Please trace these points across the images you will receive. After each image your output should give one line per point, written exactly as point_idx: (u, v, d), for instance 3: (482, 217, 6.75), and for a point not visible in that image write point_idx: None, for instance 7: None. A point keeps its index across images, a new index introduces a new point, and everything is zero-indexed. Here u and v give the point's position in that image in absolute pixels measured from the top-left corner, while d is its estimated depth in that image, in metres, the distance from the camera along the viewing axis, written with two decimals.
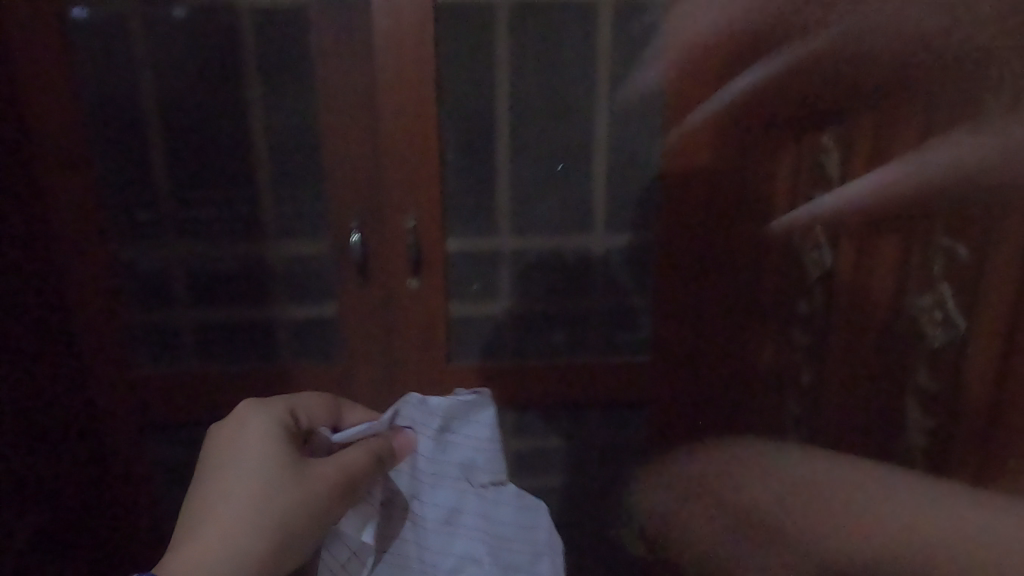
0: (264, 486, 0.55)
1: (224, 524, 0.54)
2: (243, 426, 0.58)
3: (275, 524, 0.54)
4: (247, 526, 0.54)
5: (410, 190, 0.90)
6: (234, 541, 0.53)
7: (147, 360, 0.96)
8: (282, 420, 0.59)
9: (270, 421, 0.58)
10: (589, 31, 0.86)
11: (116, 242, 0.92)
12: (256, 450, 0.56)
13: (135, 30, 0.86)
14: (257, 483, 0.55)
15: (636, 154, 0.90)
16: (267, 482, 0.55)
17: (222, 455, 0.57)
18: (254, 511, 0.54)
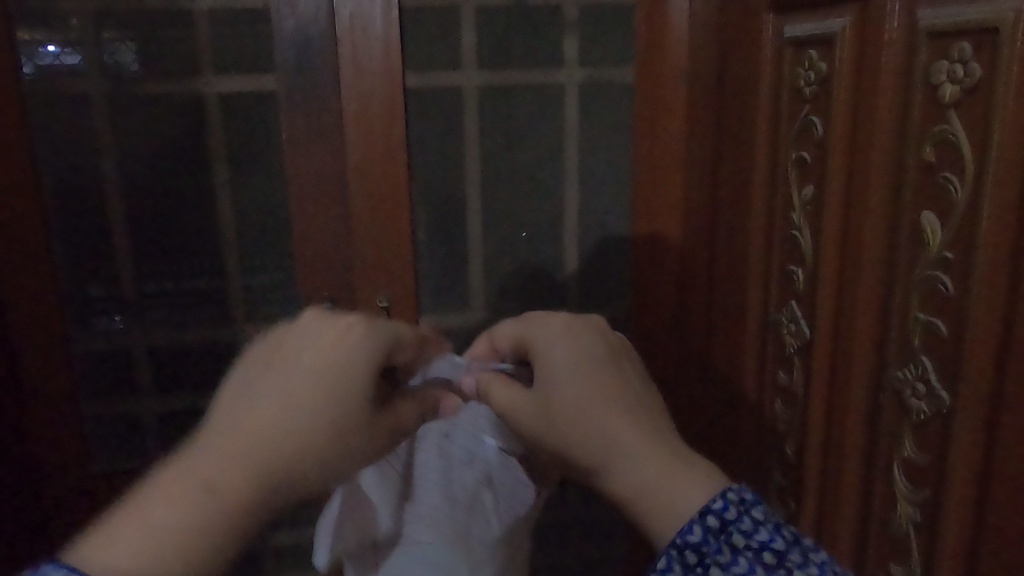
0: (322, 408, 0.50)
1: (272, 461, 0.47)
2: (331, 355, 0.51)
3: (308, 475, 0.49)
4: (291, 466, 0.48)
5: (381, 268, 0.89)
6: (264, 443, 0.47)
7: (107, 453, 0.93)
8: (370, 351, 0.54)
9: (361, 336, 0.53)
10: (556, 112, 0.89)
11: (75, 331, 0.89)
12: (337, 398, 0.51)
13: (98, 114, 0.84)
14: (313, 402, 0.50)
15: (607, 226, 0.93)
16: (320, 410, 0.50)
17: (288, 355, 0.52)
18: (304, 416, 0.49)
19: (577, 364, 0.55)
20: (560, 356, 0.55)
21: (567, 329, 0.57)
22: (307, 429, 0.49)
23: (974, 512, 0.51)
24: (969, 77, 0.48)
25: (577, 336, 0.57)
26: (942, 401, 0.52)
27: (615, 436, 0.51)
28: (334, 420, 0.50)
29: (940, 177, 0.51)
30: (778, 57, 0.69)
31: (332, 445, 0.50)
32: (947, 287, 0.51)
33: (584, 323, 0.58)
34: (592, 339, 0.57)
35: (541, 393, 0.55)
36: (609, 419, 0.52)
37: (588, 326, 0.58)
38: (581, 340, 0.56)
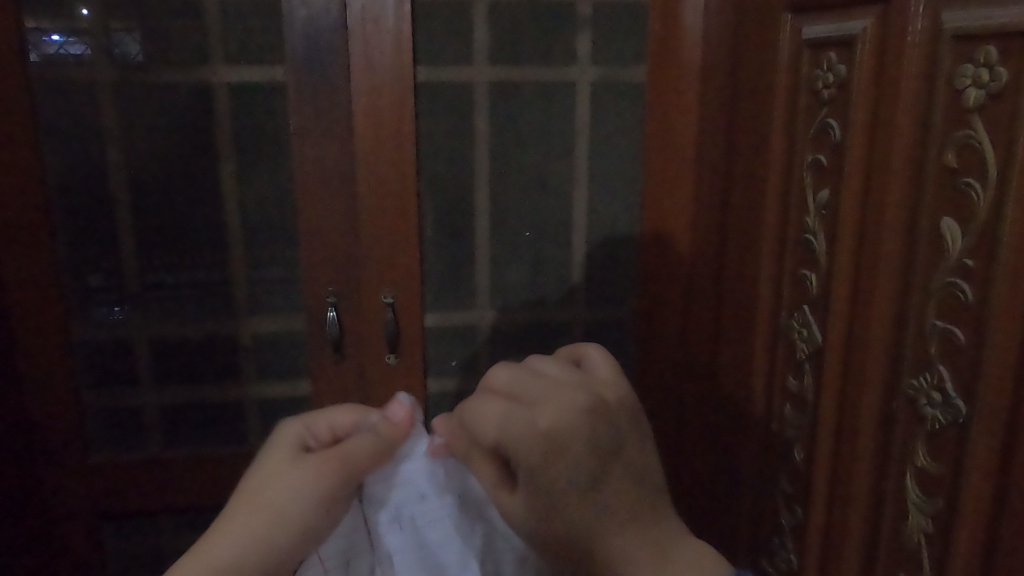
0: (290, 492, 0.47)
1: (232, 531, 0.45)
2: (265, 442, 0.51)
3: (283, 517, 0.46)
4: (255, 522, 0.46)
5: (387, 264, 0.88)
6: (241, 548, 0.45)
7: (107, 444, 0.92)
8: (310, 439, 0.51)
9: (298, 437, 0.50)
10: (568, 109, 0.88)
11: (76, 321, 0.88)
12: (279, 455, 0.49)
13: (105, 101, 0.83)
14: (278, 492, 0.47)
15: (616, 227, 0.92)
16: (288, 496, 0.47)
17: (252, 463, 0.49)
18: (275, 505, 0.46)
19: (572, 492, 0.43)
20: (552, 478, 0.43)
21: (550, 439, 0.43)
22: (256, 485, 0.47)
23: (988, 524, 0.50)
24: (994, 82, 0.48)
25: (564, 450, 0.43)
26: (958, 410, 0.52)
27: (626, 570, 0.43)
28: (281, 467, 0.48)
29: (961, 183, 0.51)
30: (796, 59, 0.69)
31: (294, 480, 0.47)
32: (966, 295, 0.51)
33: (571, 417, 0.44)
34: (584, 444, 0.43)
35: (532, 512, 0.45)
36: (617, 552, 0.43)
37: (573, 422, 0.44)
38: (569, 453, 0.43)
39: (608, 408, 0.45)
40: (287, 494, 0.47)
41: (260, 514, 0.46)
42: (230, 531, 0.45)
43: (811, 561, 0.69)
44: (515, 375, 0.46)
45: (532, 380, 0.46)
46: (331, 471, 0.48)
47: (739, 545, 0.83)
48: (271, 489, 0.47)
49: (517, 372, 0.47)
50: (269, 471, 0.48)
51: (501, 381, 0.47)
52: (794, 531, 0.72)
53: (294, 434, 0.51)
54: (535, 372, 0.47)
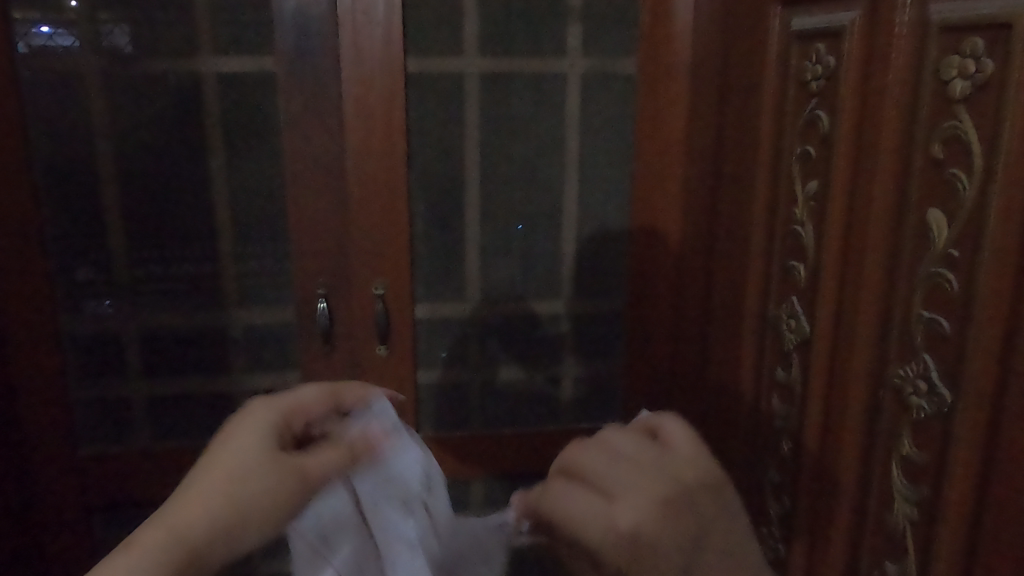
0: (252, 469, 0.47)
1: (198, 511, 0.46)
2: (245, 415, 0.50)
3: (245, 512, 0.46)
4: (218, 507, 0.46)
5: (377, 256, 0.88)
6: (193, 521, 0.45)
7: (95, 436, 0.92)
8: (282, 418, 0.51)
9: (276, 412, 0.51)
10: (559, 101, 0.88)
11: (63, 312, 0.88)
12: (253, 442, 0.48)
13: (93, 92, 0.83)
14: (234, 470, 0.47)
15: (606, 219, 0.92)
16: (247, 471, 0.47)
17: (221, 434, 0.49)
18: (236, 482, 0.47)
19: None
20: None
21: (631, 535, 0.40)
22: (225, 466, 0.47)
23: (973, 511, 0.50)
24: (980, 73, 0.48)
25: (653, 551, 0.39)
26: (943, 399, 0.52)
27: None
28: (260, 452, 0.48)
29: (948, 173, 0.51)
30: (784, 51, 0.69)
31: (265, 474, 0.47)
32: (951, 285, 0.51)
33: (655, 513, 0.40)
34: (671, 544, 0.39)
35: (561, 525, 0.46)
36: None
37: (661, 521, 0.40)
38: (659, 551, 0.39)
39: (694, 493, 0.41)
40: (255, 490, 0.47)
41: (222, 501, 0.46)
42: (194, 508, 0.46)
43: (798, 550, 0.70)
44: (591, 459, 0.43)
45: (614, 471, 0.42)
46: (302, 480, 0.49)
47: None
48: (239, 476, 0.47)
49: (598, 462, 0.43)
50: (240, 458, 0.47)
51: (588, 475, 0.43)
52: (781, 521, 0.72)
53: (273, 419, 0.50)
54: (615, 458, 0.42)
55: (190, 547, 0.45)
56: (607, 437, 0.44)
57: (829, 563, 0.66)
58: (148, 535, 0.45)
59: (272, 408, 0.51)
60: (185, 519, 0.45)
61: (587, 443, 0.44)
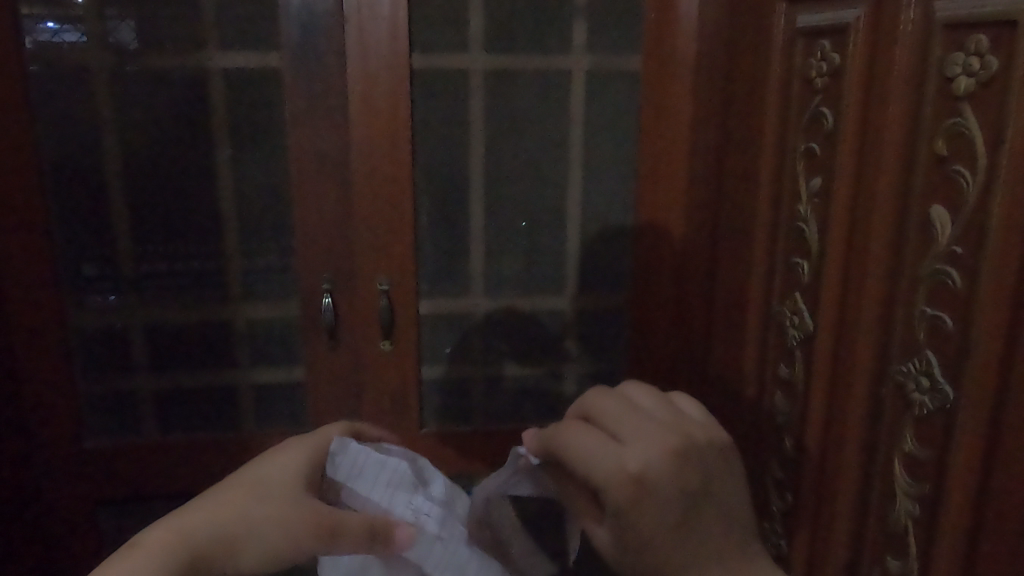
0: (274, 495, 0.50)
1: (215, 516, 0.49)
2: (281, 453, 0.54)
3: (253, 533, 0.49)
4: (232, 522, 0.49)
5: (382, 251, 0.89)
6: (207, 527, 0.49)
7: (101, 429, 0.92)
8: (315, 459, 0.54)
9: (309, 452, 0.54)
10: (564, 98, 0.88)
11: (69, 306, 0.89)
12: (283, 475, 0.52)
13: (100, 87, 0.83)
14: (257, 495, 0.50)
15: (610, 215, 0.93)
16: (267, 497, 0.50)
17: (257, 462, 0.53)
18: (256, 502, 0.50)
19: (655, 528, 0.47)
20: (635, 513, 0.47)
21: (641, 474, 0.47)
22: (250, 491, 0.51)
23: (974, 507, 0.51)
24: (984, 70, 0.48)
25: (656, 491, 0.47)
26: (945, 395, 0.52)
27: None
28: (284, 484, 0.51)
29: (951, 170, 0.51)
30: (789, 48, 0.69)
31: (282, 500, 0.50)
32: (954, 282, 0.51)
33: (666, 461, 0.48)
34: (672, 488, 0.48)
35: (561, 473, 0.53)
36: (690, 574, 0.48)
37: (668, 467, 0.48)
38: (660, 492, 0.47)
39: (697, 448, 0.49)
40: (268, 516, 0.49)
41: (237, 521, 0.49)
42: (214, 517, 0.49)
43: (800, 546, 0.70)
44: (611, 411, 0.51)
45: (631, 421, 0.50)
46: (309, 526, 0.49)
47: None
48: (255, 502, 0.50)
49: (618, 413, 0.51)
50: (262, 490, 0.51)
51: (605, 422, 0.51)
52: (783, 516, 0.73)
53: (305, 458, 0.53)
54: (633, 413, 0.51)
55: (196, 548, 0.48)
56: (626, 397, 0.53)
57: (830, 559, 0.66)
58: (162, 533, 0.48)
59: (308, 450, 0.54)
60: (198, 526, 0.49)
61: (607, 398, 0.52)
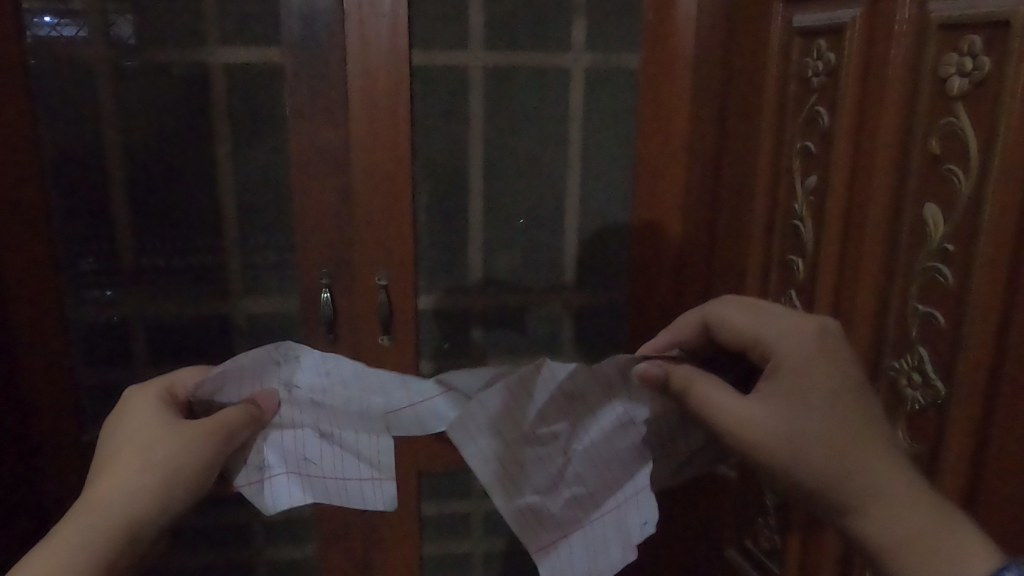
0: (154, 436, 0.48)
1: (110, 486, 0.46)
2: (127, 408, 0.51)
3: (163, 481, 0.47)
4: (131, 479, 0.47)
5: (381, 247, 0.89)
6: (117, 492, 0.46)
7: (101, 425, 0.92)
8: (166, 397, 0.52)
9: (156, 393, 0.52)
10: (563, 95, 0.89)
11: (69, 300, 0.89)
12: (148, 417, 0.49)
13: (102, 82, 0.84)
14: (139, 443, 0.48)
15: (608, 213, 0.93)
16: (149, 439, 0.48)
17: (110, 427, 0.50)
18: (143, 446, 0.48)
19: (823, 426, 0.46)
20: (794, 413, 0.46)
21: (791, 371, 0.48)
22: (121, 463, 0.47)
23: (965, 502, 0.51)
24: (977, 70, 0.49)
25: (815, 383, 0.47)
26: (937, 391, 0.53)
27: (871, 532, 0.44)
28: (155, 423, 0.49)
29: (945, 169, 0.52)
30: (787, 47, 0.70)
31: (166, 435, 0.48)
32: (946, 279, 0.52)
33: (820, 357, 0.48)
34: (834, 386, 0.47)
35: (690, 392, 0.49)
36: (867, 486, 0.44)
37: (822, 365, 0.48)
38: (824, 389, 0.47)
39: (841, 352, 0.49)
40: (159, 464, 0.47)
41: (137, 492, 0.46)
42: (108, 500, 0.46)
43: (793, 541, 0.71)
44: (729, 320, 0.53)
45: (761, 322, 0.51)
46: (199, 438, 0.48)
47: (724, 528, 0.85)
48: (136, 471, 0.47)
49: (737, 321, 0.52)
50: (132, 455, 0.48)
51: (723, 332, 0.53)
52: (778, 511, 0.73)
53: (158, 397, 0.51)
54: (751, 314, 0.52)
55: (122, 520, 0.45)
56: (743, 302, 0.54)
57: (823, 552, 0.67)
58: (70, 528, 0.45)
59: (153, 392, 0.52)
60: (92, 517, 0.45)
61: (732, 307, 0.54)
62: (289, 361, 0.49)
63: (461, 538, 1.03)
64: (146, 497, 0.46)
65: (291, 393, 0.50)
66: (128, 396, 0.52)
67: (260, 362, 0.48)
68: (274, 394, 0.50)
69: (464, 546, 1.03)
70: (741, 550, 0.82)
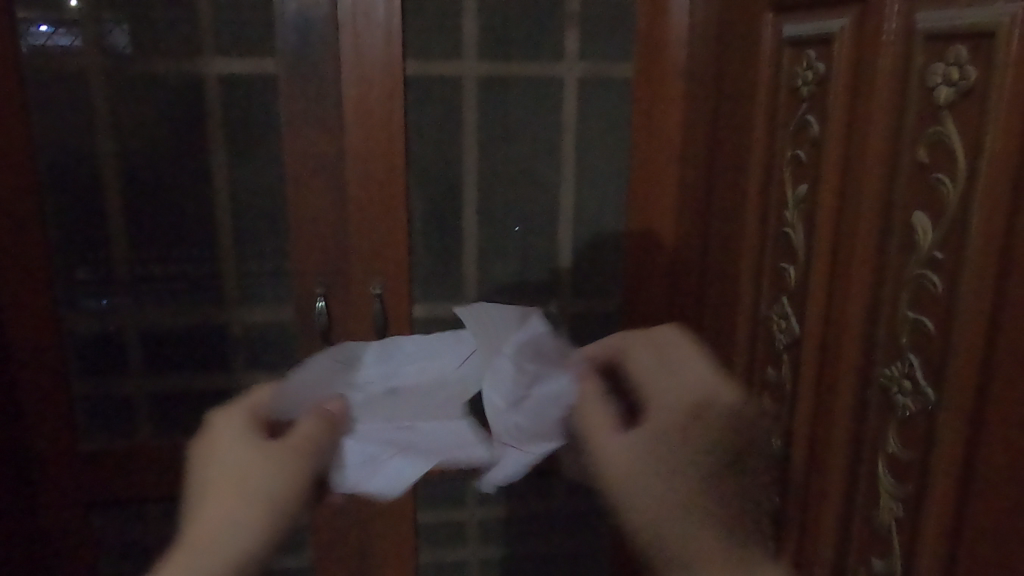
0: (253, 467, 0.50)
1: (215, 523, 0.48)
2: (218, 436, 0.52)
3: (266, 505, 0.49)
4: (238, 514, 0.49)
5: (376, 256, 0.90)
6: (225, 527, 0.48)
7: (97, 434, 0.93)
8: (252, 419, 0.53)
9: (245, 417, 0.53)
10: (556, 104, 0.90)
11: (65, 310, 0.89)
12: (243, 445, 0.51)
13: (97, 91, 0.84)
14: (241, 474, 0.50)
15: (602, 220, 0.94)
16: (250, 469, 0.50)
17: (204, 456, 0.52)
18: (241, 478, 0.50)
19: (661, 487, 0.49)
20: (644, 468, 0.50)
21: (659, 429, 0.51)
22: (219, 492, 0.49)
23: (956, 507, 0.52)
24: (964, 79, 0.49)
25: (671, 445, 0.50)
26: (927, 397, 0.53)
27: None
28: (250, 454, 0.51)
29: (933, 177, 0.52)
30: (777, 56, 0.70)
31: (263, 467, 0.50)
32: (935, 286, 0.52)
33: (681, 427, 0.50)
34: (689, 451, 0.50)
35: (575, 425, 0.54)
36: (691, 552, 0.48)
37: (688, 427, 0.50)
38: (676, 453, 0.50)
39: (719, 419, 0.50)
40: (263, 488, 0.50)
41: (246, 517, 0.48)
42: (216, 536, 0.48)
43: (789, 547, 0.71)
44: (644, 363, 0.55)
45: (667, 375, 0.54)
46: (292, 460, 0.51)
47: None
48: (240, 497, 0.49)
49: (653, 365, 0.55)
50: (228, 481, 0.50)
51: (636, 367, 0.56)
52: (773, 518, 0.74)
53: (245, 422, 0.53)
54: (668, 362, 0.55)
55: (234, 556, 0.47)
56: (662, 345, 0.56)
57: (817, 558, 0.67)
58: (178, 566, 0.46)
59: (239, 417, 0.53)
60: (203, 555, 0.47)
61: (656, 347, 0.56)
62: (350, 363, 0.54)
63: (457, 547, 1.03)
64: (254, 523, 0.49)
65: (366, 395, 0.54)
66: (216, 422, 0.53)
67: (327, 370, 0.53)
68: (343, 401, 0.53)
69: (459, 554, 1.03)
70: None
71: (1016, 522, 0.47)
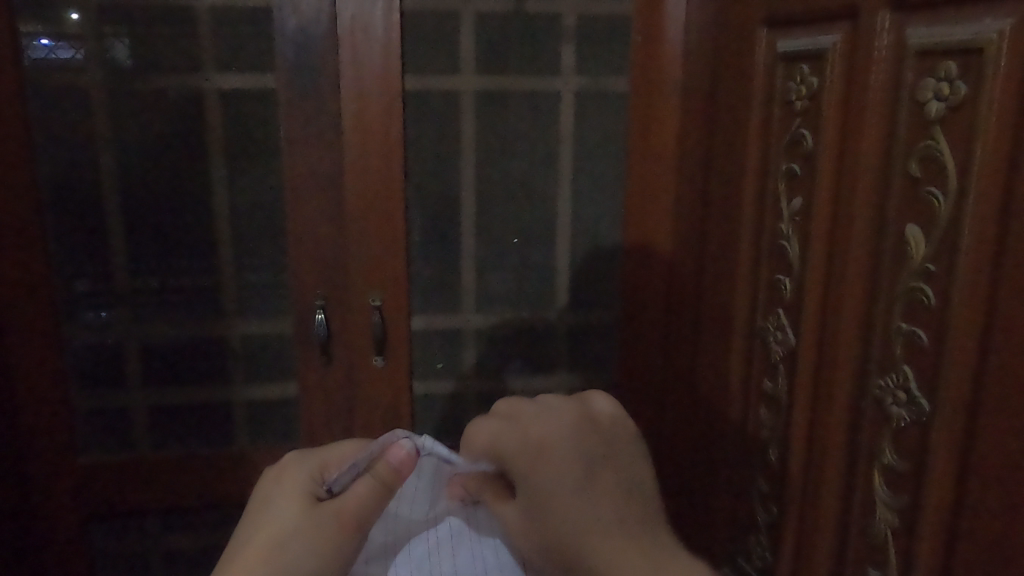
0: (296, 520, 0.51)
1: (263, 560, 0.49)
2: (285, 472, 0.54)
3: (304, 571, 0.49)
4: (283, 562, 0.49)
5: (374, 268, 0.90)
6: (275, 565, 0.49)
7: (95, 444, 0.93)
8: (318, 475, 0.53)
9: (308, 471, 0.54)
10: (553, 117, 0.90)
11: (64, 322, 0.89)
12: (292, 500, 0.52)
13: (97, 104, 0.85)
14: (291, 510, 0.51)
15: (599, 233, 0.94)
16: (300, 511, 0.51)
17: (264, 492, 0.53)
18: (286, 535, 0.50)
19: (563, 521, 0.51)
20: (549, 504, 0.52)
21: (543, 459, 0.52)
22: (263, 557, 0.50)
23: (952, 516, 0.52)
24: (954, 95, 0.50)
25: (558, 466, 0.52)
26: (921, 409, 0.54)
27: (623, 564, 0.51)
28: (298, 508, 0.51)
29: (924, 191, 0.53)
30: (771, 71, 0.71)
31: (326, 524, 0.50)
32: (928, 298, 0.53)
33: (563, 449, 0.53)
34: (579, 470, 0.52)
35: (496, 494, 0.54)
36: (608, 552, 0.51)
37: (631, 473, 0.54)
38: (564, 471, 0.52)
39: (586, 429, 0.54)
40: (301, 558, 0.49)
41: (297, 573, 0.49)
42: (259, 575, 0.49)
43: (786, 558, 0.71)
44: (557, 430, 0.53)
45: (529, 420, 0.54)
46: (349, 533, 0.51)
47: (716, 546, 0.85)
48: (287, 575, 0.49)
49: (575, 439, 0.53)
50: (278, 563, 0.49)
51: (514, 441, 0.53)
52: (769, 528, 0.74)
53: (307, 475, 0.53)
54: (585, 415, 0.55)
55: None
56: (508, 411, 0.55)
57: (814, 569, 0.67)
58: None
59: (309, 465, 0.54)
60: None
61: (564, 416, 0.54)
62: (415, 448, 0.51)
63: None
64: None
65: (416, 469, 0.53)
66: (289, 464, 0.55)
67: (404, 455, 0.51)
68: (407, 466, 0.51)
69: None
70: (734, 567, 0.82)
71: (1012, 531, 0.47)
